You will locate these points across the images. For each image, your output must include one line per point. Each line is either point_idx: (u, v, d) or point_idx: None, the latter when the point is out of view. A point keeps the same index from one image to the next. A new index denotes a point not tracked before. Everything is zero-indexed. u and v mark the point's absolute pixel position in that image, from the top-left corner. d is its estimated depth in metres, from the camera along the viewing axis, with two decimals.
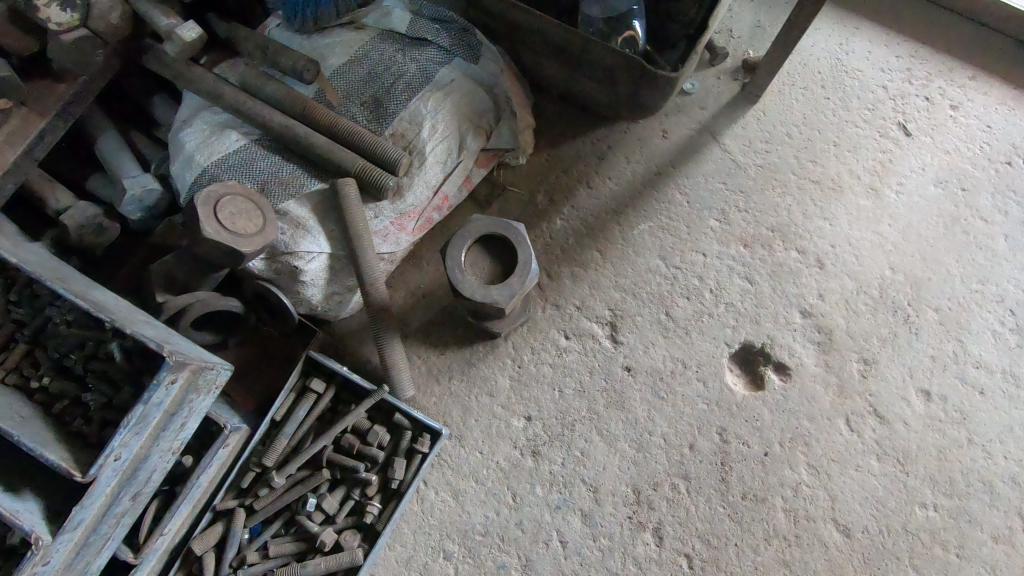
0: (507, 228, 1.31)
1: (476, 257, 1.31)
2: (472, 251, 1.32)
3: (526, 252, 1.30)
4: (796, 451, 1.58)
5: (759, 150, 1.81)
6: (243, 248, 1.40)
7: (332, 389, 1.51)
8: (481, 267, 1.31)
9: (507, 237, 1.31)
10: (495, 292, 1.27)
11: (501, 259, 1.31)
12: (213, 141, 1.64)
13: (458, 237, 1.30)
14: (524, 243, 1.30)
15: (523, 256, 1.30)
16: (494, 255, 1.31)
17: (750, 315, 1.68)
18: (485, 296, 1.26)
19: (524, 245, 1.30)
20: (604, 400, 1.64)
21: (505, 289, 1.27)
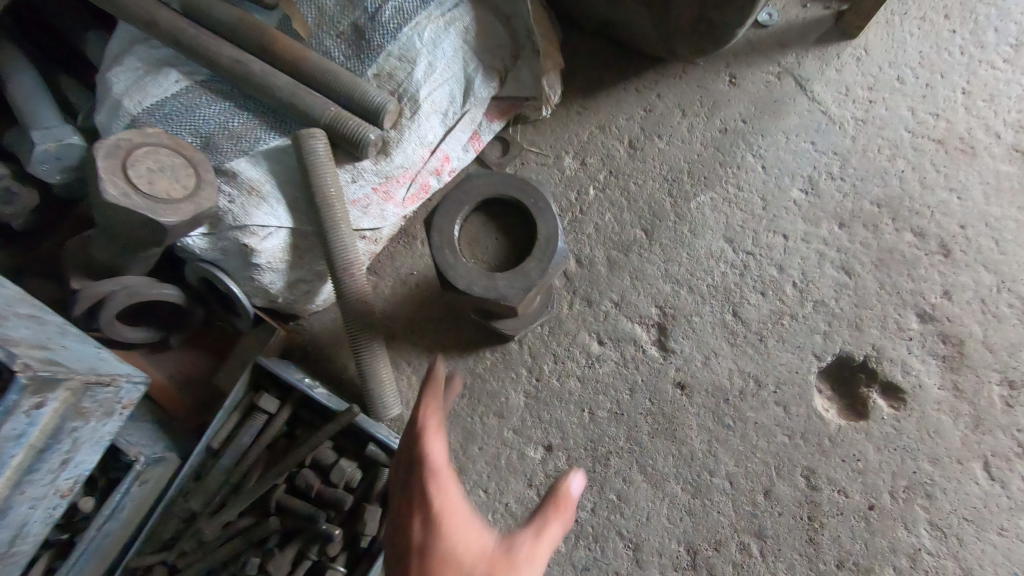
0: (524, 191, 0.91)
1: (477, 232, 0.91)
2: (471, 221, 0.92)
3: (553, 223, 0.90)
4: (915, 505, 1.16)
5: (860, 100, 1.38)
6: (163, 217, 1.03)
7: (288, 408, 1.13)
8: (488, 246, 0.91)
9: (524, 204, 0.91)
10: (501, 284, 0.87)
11: (519, 239, 0.91)
12: (146, 82, 1.27)
13: (451, 202, 0.90)
14: (545, 212, 0.91)
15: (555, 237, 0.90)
16: (502, 229, 0.92)
17: (849, 317, 1.25)
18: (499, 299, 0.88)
19: (546, 212, 0.90)
20: (650, 427, 1.24)
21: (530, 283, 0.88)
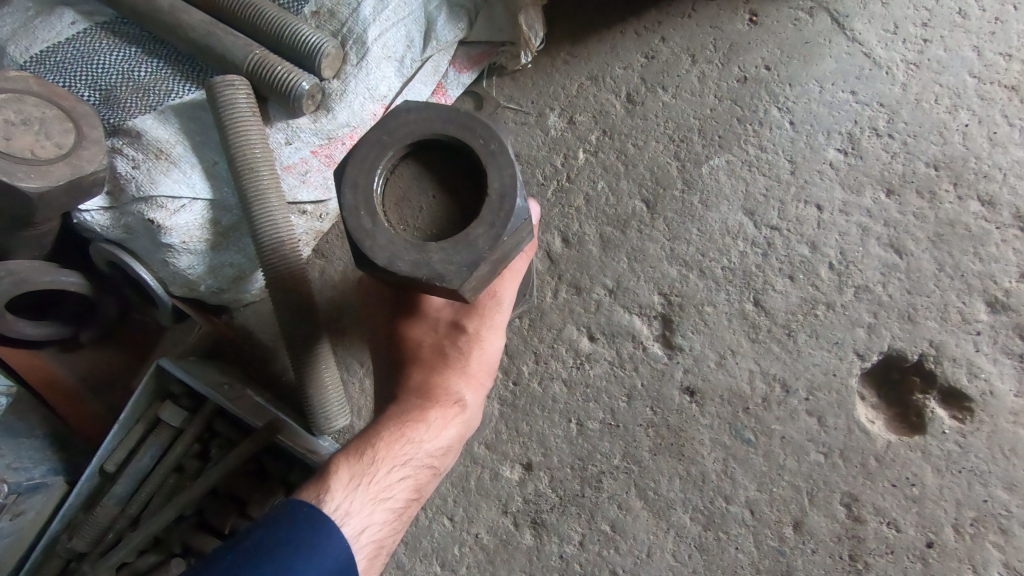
0: (470, 125, 0.64)
1: (408, 189, 0.65)
2: (398, 175, 0.65)
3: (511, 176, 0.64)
4: (985, 542, 0.92)
5: (912, 38, 1.12)
6: (24, 183, 0.81)
7: (196, 423, 0.92)
8: (422, 207, 0.64)
9: (470, 144, 0.64)
10: (436, 257, 0.61)
11: (466, 199, 0.64)
12: (35, 25, 1.04)
13: (368, 147, 0.64)
14: (500, 155, 0.63)
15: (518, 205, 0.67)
16: (443, 184, 0.65)
17: (900, 306, 1.01)
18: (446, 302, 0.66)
19: (500, 156, 0.63)
20: (651, 441, 1.01)
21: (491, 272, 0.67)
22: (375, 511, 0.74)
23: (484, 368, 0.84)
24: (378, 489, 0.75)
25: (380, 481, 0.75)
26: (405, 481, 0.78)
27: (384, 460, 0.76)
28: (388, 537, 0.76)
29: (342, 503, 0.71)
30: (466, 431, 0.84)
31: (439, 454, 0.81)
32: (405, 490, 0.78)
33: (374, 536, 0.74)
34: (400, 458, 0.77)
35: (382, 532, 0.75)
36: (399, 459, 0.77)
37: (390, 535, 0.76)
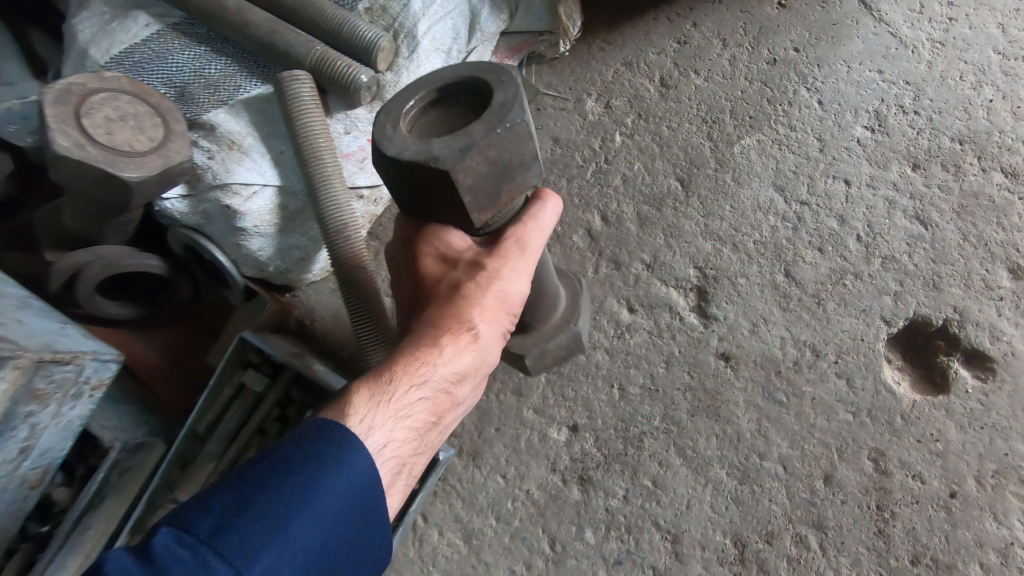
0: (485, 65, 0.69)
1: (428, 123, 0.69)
2: (429, 113, 0.71)
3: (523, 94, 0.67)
4: (1006, 492, 0.99)
5: (937, 18, 1.17)
6: (126, 172, 0.90)
7: (279, 388, 1.03)
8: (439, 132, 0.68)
9: (485, 78, 0.68)
10: None
11: (475, 112, 0.67)
12: (114, 28, 1.13)
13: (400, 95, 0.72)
14: (510, 83, 0.66)
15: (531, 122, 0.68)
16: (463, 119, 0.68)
17: (925, 275, 1.07)
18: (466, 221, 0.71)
19: (509, 83, 0.66)
20: (689, 404, 1.08)
21: (492, 174, 0.66)
22: (393, 427, 0.71)
23: (508, 301, 0.78)
24: (396, 406, 0.72)
25: (398, 398, 0.72)
26: (425, 403, 0.73)
27: (403, 378, 0.72)
28: (404, 458, 0.72)
29: (362, 416, 0.70)
30: (483, 365, 0.77)
31: (456, 382, 0.75)
32: (424, 413, 0.74)
33: (394, 451, 0.71)
34: (419, 377, 0.72)
35: (402, 449, 0.72)
36: (416, 379, 0.72)
37: (406, 455, 0.73)
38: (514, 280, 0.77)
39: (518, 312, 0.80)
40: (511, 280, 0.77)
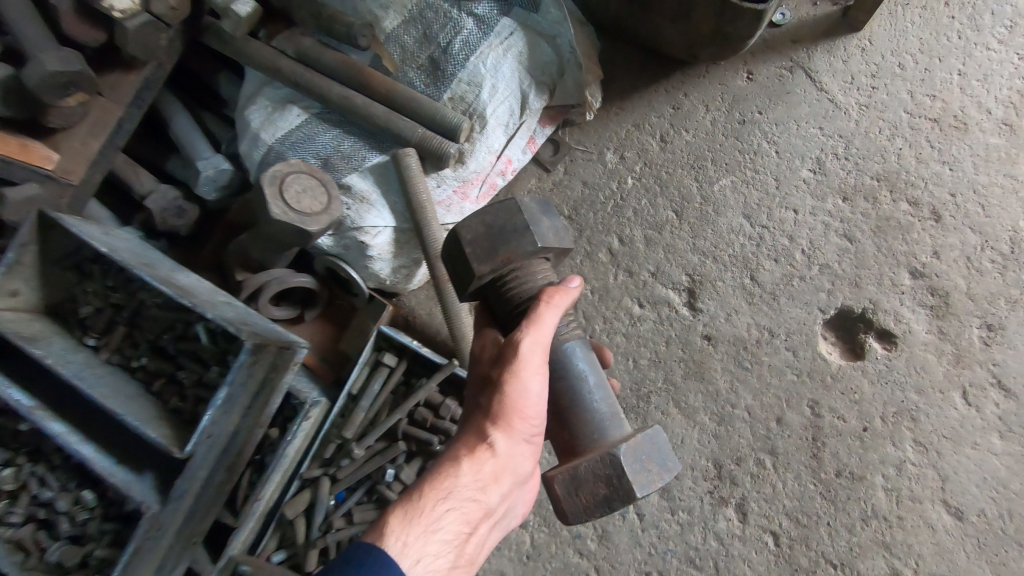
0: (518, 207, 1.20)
1: None
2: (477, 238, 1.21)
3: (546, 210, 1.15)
4: (901, 427, 1.43)
5: (864, 87, 1.58)
6: (310, 227, 1.41)
7: (403, 362, 1.58)
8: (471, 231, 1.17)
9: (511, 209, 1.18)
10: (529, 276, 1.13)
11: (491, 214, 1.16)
12: (276, 118, 1.63)
13: None
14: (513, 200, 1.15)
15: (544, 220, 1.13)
16: None
17: (849, 277, 1.51)
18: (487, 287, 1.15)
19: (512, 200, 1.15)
20: (682, 370, 1.54)
21: (486, 232, 1.10)
22: (425, 542, 0.99)
23: (520, 408, 1.05)
24: (426, 526, 1.00)
25: (428, 517, 1.01)
26: (451, 518, 1.02)
27: (433, 496, 1.03)
28: (439, 567, 0.99)
29: (399, 536, 0.98)
30: (497, 469, 1.06)
31: (476, 490, 1.04)
32: (451, 524, 1.02)
33: (428, 560, 0.98)
34: (444, 489, 1.03)
35: (434, 559, 0.99)
36: (442, 492, 1.03)
37: (442, 566, 1.00)
38: (521, 384, 1.03)
39: (526, 420, 1.06)
40: (519, 384, 1.03)
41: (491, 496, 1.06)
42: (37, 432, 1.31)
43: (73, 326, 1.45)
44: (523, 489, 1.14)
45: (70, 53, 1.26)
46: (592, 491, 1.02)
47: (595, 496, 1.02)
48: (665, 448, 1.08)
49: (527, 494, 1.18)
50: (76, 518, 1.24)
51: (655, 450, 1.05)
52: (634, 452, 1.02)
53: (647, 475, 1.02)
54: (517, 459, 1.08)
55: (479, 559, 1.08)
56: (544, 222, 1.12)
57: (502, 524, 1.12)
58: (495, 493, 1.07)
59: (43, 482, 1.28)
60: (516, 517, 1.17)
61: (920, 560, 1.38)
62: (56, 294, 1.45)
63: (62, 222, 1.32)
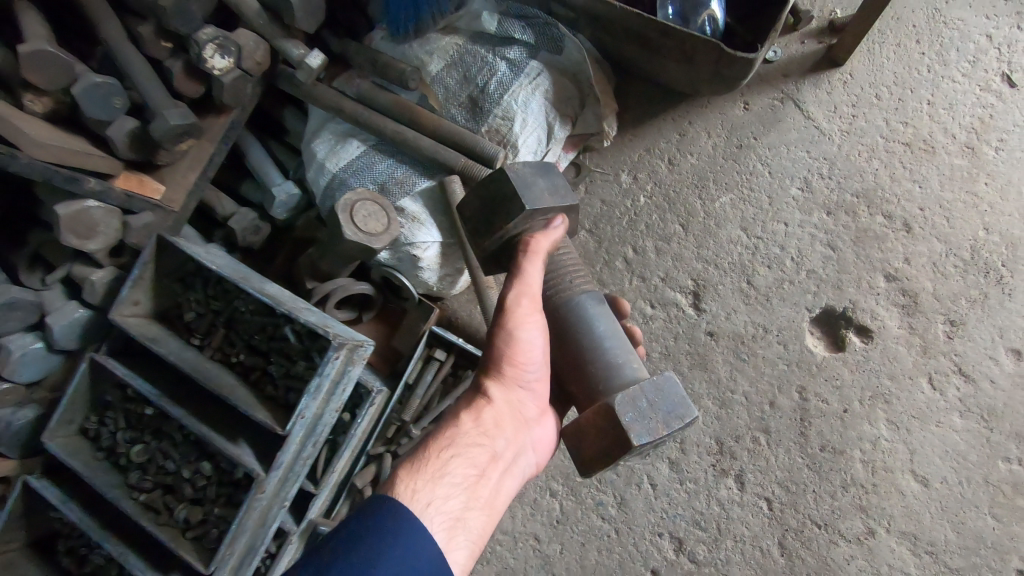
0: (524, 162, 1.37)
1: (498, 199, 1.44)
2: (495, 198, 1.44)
3: (542, 172, 1.34)
4: (876, 408, 1.68)
5: (846, 115, 1.83)
6: (375, 245, 1.70)
7: (451, 357, 1.90)
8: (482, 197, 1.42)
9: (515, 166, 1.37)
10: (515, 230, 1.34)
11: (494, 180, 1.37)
12: (339, 149, 1.91)
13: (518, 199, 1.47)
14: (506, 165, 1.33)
15: (540, 181, 1.33)
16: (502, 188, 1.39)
17: (833, 281, 1.76)
18: (500, 257, 1.42)
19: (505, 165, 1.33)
20: (689, 362, 1.79)
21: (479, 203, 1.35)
22: (436, 480, 1.21)
23: (513, 358, 1.31)
24: (435, 474, 1.21)
25: (435, 467, 1.22)
26: (458, 465, 1.24)
27: (441, 441, 1.28)
28: (450, 502, 1.20)
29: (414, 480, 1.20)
30: (494, 413, 1.30)
31: (477, 433, 1.29)
32: (459, 463, 1.25)
33: (439, 497, 1.19)
34: (450, 435, 1.28)
35: (446, 495, 1.20)
36: (449, 437, 1.28)
37: (453, 507, 1.20)
38: (513, 333, 1.30)
39: (516, 369, 1.32)
40: (506, 335, 1.30)
41: (490, 443, 1.29)
42: (159, 416, 1.64)
43: (180, 329, 1.76)
44: (524, 441, 1.36)
45: (184, 110, 1.58)
46: (597, 440, 1.24)
47: (598, 443, 1.25)
48: (676, 395, 1.26)
49: (531, 450, 1.39)
50: (197, 484, 1.57)
51: (659, 398, 1.24)
52: (634, 402, 1.23)
53: (652, 423, 1.22)
54: (513, 406, 1.33)
55: (493, 505, 1.27)
56: (540, 184, 1.32)
57: (511, 473, 1.33)
58: (495, 441, 1.30)
59: (168, 456, 1.61)
60: (524, 472, 1.37)
61: (892, 520, 1.64)
62: (164, 302, 1.75)
63: (181, 244, 1.63)
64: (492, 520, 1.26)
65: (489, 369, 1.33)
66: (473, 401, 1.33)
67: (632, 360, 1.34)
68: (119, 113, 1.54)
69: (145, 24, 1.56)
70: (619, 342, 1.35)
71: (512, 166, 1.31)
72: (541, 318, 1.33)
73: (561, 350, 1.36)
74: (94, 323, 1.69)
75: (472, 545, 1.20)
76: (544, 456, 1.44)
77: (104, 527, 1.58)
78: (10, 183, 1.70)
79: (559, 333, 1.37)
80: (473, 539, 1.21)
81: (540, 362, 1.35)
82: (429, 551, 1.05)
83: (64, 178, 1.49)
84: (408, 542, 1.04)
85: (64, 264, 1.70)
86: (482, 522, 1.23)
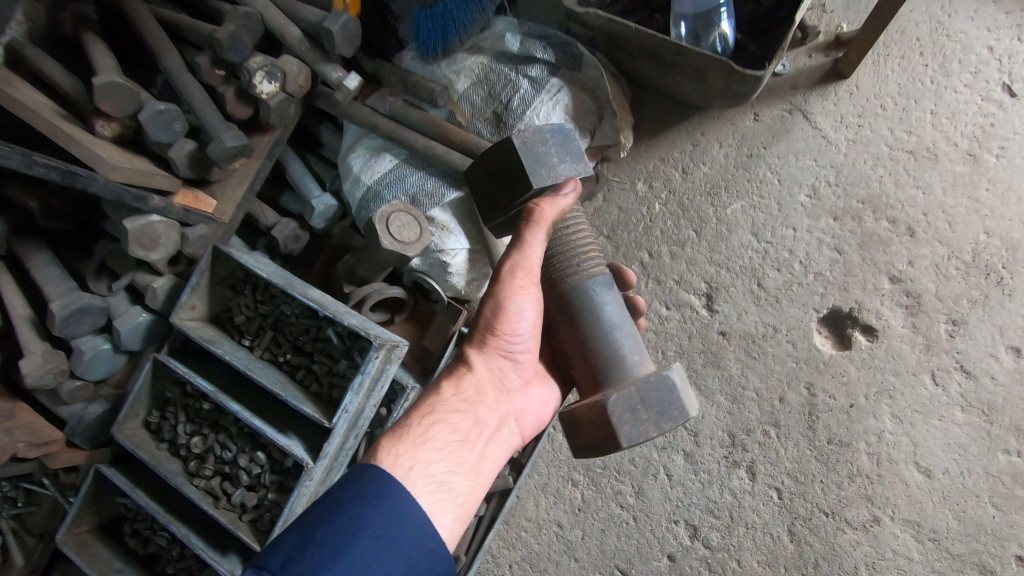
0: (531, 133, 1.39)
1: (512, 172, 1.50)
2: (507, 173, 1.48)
3: (555, 138, 1.38)
4: (881, 403, 1.79)
5: (852, 125, 1.92)
6: (410, 253, 1.84)
7: None
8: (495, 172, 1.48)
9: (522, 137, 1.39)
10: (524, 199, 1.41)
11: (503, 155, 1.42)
12: (373, 163, 2.05)
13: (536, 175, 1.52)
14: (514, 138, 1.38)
15: (552, 148, 1.38)
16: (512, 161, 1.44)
17: (839, 283, 1.86)
18: (513, 220, 1.51)
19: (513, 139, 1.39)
20: (702, 359, 1.91)
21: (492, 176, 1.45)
22: (419, 446, 1.22)
23: (503, 327, 1.40)
24: (417, 439, 1.23)
25: (417, 433, 1.24)
26: (441, 430, 1.26)
27: (424, 409, 1.31)
28: (433, 465, 1.20)
29: (396, 449, 1.20)
30: (476, 380, 1.37)
31: (461, 399, 1.33)
32: (443, 428, 1.27)
33: (423, 461, 1.19)
34: (433, 402, 1.32)
35: (430, 459, 1.21)
36: (431, 405, 1.31)
37: (436, 471, 1.20)
38: (506, 302, 1.38)
39: (499, 338, 1.41)
40: (493, 304, 1.39)
41: (473, 410, 1.33)
42: (215, 410, 1.81)
43: (231, 331, 1.92)
44: (506, 411, 1.41)
45: (238, 133, 1.73)
46: (590, 432, 1.34)
47: (592, 434, 1.34)
48: (670, 395, 1.34)
49: (513, 420, 1.43)
50: (252, 471, 1.73)
51: (653, 400, 1.32)
52: (628, 402, 1.31)
53: (643, 423, 1.31)
54: (495, 376, 1.41)
55: (480, 470, 1.28)
56: (550, 151, 1.37)
57: (496, 442, 1.35)
58: (477, 408, 1.34)
59: (225, 446, 1.78)
60: (508, 442, 1.40)
61: (896, 509, 1.75)
62: (217, 306, 1.93)
63: (232, 253, 1.82)
64: (479, 487, 1.27)
65: (476, 339, 1.42)
66: (456, 372, 1.39)
67: (635, 353, 1.42)
68: (180, 136, 1.70)
69: (202, 56, 1.72)
70: (624, 331, 1.42)
71: (521, 133, 1.36)
72: (537, 289, 1.41)
73: (563, 329, 1.44)
74: (155, 326, 1.85)
75: (459, 509, 1.19)
76: (526, 430, 1.49)
77: (170, 513, 1.74)
78: (74, 196, 1.81)
79: (560, 310, 1.44)
80: (460, 504, 1.21)
81: (526, 333, 1.43)
82: (411, 515, 1.07)
83: (134, 197, 1.64)
84: (390, 507, 1.06)
85: (128, 273, 1.85)
86: (468, 487, 1.24)
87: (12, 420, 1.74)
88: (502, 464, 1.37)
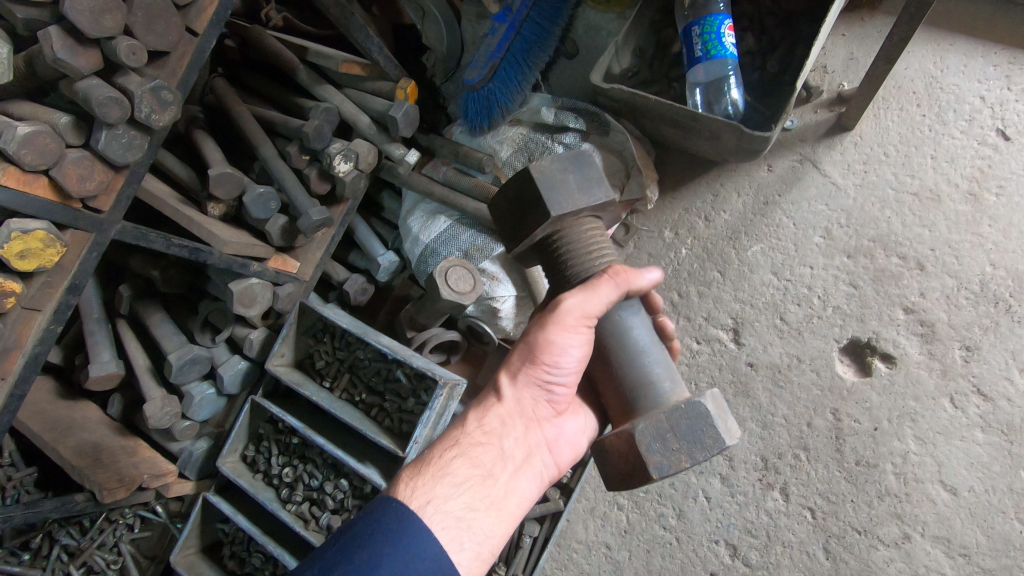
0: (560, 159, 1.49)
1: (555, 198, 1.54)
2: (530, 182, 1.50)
3: (572, 167, 1.49)
4: (903, 425, 1.93)
5: (857, 171, 2.12)
6: (466, 302, 2.11)
7: None
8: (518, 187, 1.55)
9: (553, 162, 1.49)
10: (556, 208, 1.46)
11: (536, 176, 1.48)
12: (429, 224, 2.34)
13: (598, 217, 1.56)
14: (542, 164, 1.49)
15: (570, 176, 1.49)
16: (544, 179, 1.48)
17: (856, 315, 2.03)
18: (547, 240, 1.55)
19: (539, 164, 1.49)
20: (733, 389, 2.09)
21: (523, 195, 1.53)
22: (438, 478, 1.35)
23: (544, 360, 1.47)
24: (438, 472, 1.36)
25: (438, 466, 1.37)
26: (461, 464, 1.39)
27: (445, 441, 1.46)
28: (451, 496, 1.32)
29: (416, 480, 1.34)
30: (501, 413, 1.50)
31: (484, 433, 1.47)
32: (462, 462, 1.40)
33: (438, 492, 1.32)
34: (453, 437, 1.46)
35: (447, 489, 1.33)
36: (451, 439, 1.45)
37: (452, 505, 1.31)
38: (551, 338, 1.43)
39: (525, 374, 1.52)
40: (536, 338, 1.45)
41: (495, 445, 1.46)
42: (303, 444, 2.09)
43: (313, 374, 2.22)
44: (534, 443, 1.53)
45: (321, 207, 2.04)
46: (619, 465, 1.41)
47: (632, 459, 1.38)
48: (702, 422, 1.35)
49: (544, 451, 1.55)
50: (337, 497, 2.00)
51: (680, 428, 1.35)
52: (656, 431, 1.36)
53: (673, 453, 1.35)
54: (523, 408, 1.52)
55: (500, 505, 1.40)
56: (567, 179, 1.47)
57: (520, 472, 1.47)
58: (500, 441, 1.47)
59: (313, 475, 2.06)
60: (535, 476, 1.51)
61: (925, 526, 1.87)
62: (301, 353, 2.24)
63: (315, 307, 2.13)
64: (498, 523, 1.37)
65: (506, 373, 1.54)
66: (485, 403, 1.52)
67: (666, 379, 1.44)
68: (274, 212, 2.02)
69: (291, 145, 2.07)
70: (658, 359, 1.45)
71: (541, 165, 1.48)
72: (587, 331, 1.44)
73: (603, 355, 1.48)
74: (250, 372, 2.16)
75: (476, 547, 1.30)
76: (561, 458, 1.60)
77: (267, 535, 2.02)
78: (185, 265, 2.14)
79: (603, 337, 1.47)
80: (478, 540, 1.31)
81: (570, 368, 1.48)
82: (428, 550, 1.17)
83: (239, 265, 1.97)
84: (409, 545, 1.16)
85: (228, 327, 2.15)
86: (485, 523, 1.34)
87: (136, 456, 2.07)
88: (526, 498, 1.47)
